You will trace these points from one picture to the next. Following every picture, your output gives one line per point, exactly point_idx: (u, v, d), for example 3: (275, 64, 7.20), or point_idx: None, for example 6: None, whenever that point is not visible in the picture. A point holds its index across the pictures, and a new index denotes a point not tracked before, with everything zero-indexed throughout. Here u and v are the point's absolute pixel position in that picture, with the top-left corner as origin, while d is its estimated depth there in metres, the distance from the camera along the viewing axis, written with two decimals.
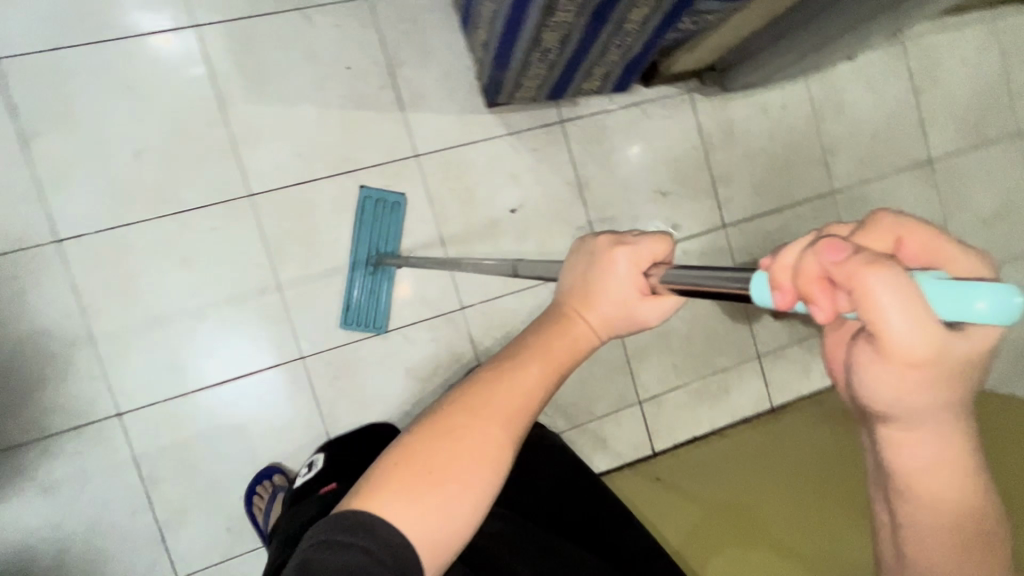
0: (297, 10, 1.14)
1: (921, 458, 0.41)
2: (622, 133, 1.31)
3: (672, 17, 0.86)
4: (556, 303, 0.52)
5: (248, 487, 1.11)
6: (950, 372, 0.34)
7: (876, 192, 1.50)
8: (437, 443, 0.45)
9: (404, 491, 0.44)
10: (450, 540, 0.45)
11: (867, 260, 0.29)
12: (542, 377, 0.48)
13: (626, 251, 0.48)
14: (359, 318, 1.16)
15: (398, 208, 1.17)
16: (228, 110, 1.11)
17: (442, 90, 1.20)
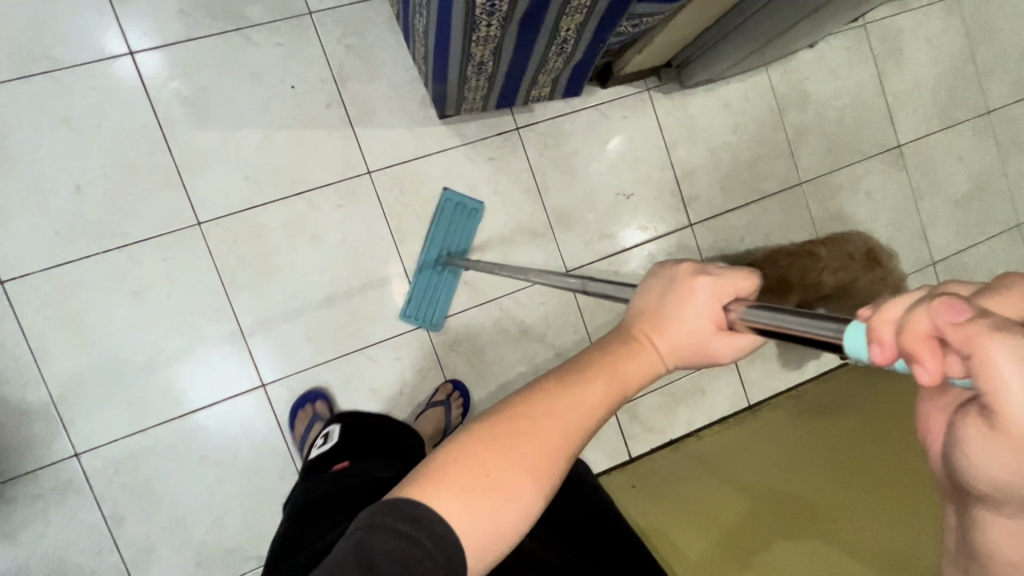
0: (236, 30, 1.11)
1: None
2: (582, 136, 1.29)
3: (609, 23, 0.84)
4: (625, 322, 0.46)
5: (292, 406, 1.12)
6: None
7: (845, 181, 1.48)
8: (501, 442, 0.39)
9: (465, 487, 0.38)
10: (503, 543, 0.39)
11: (994, 326, 0.25)
12: (607, 397, 0.42)
13: (706, 280, 0.43)
14: (419, 315, 1.18)
15: (476, 214, 1.22)
16: (172, 137, 1.09)
17: (392, 104, 1.18)
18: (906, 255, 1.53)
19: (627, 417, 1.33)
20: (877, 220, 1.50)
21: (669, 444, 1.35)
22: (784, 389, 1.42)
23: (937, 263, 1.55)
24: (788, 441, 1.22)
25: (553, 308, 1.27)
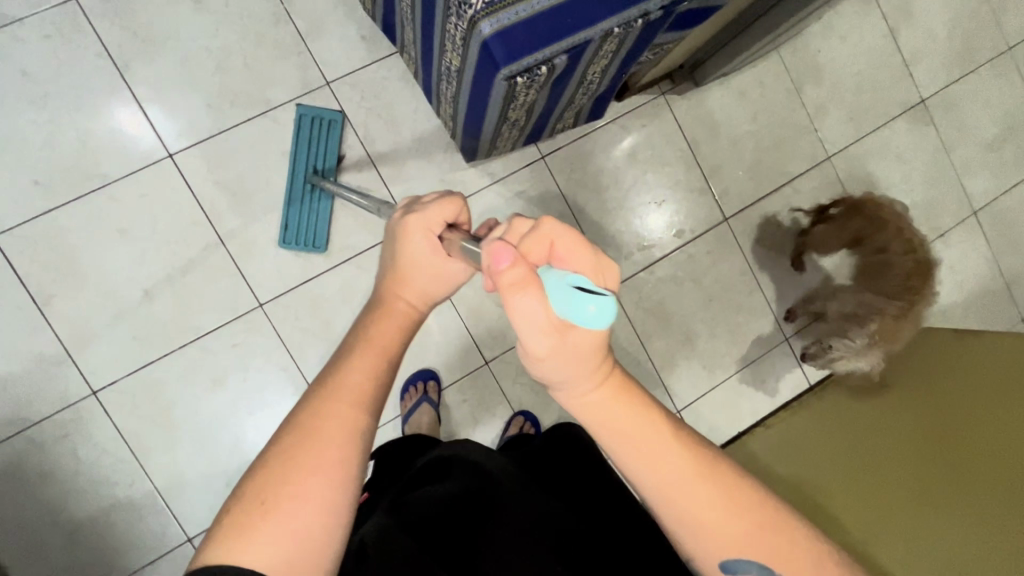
0: (262, 113, 1.15)
1: (598, 419, 0.46)
2: (606, 152, 1.30)
3: (632, 57, 0.85)
4: (380, 290, 0.60)
5: (404, 384, 1.22)
6: (586, 356, 0.44)
7: (872, 147, 1.47)
8: (273, 467, 0.45)
9: (243, 528, 0.43)
10: (314, 548, 0.44)
11: (514, 281, 0.42)
12: (369, 367, 0.51)
13: (415, 218, 0.58)
14: (297, 240, 1.14)
15: (336, 125, 1.16)
16: (220, 227, 1.13)
17: (419, 156, 1.20)
18: (944, 209, 1.51)
19: (692, 417, 1.36)
20: (910, 180, 1.49)
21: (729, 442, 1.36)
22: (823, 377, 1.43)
23: (978, 210, 1.53)
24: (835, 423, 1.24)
25: None
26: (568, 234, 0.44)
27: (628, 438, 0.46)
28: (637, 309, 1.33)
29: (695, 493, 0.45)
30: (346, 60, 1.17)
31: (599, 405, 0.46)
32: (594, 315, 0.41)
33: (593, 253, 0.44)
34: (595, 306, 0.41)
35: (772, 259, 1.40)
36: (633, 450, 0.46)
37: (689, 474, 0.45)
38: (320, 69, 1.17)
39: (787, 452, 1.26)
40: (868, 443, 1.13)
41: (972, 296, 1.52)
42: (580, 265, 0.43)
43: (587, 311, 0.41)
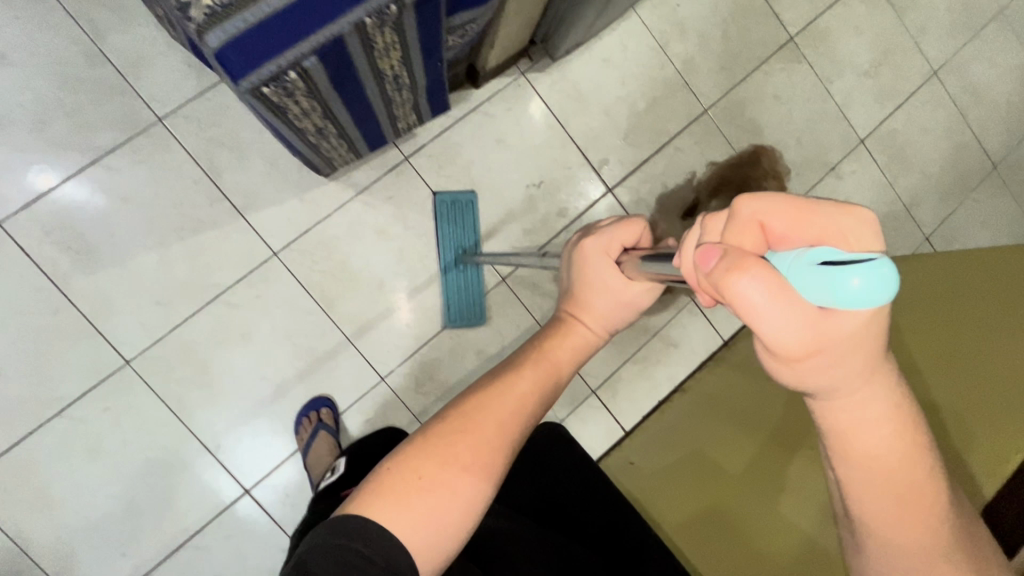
0: (93, 162, 1.09)
1: (851, 421, 0.39)
2: (473, 143, 1.26)
3: (433, 47, 0.81)
4: (564, 308, 0.65)
5: (297, 416, 1.15)
6: (856, 347, 0.34)
7: (749, 92, 1.45)
8: (432, 450, 0.51)
9: (396, 497, 0.49)
10: (446, 534, 0.49)
11: (729, 267, 0.33)
12: (537, 381, 0.57)
13: (593, 239, 0.62)
14: (455, 311, 1.22)
15: (473, 205, 1.25)
16: (68, 290, 1.07)
17: (272, 180, 1.15)
18: (832, 143, 1.50)
19: (609, 395, 1.34)
20: (793, 119, 1.47)
21: (655, 408, 1.36)
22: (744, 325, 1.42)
23: (864, 139, 1.52)
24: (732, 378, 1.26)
25: (501, 319, 1.26)
26: (787, 210, 0.36)
27: (863, 439, 0.40)
28: (535, 297, 1.27)
29: (900, 485, 0.41)
30: (174, 92, 1.11)
31: (866, 413, 0.39)
32: (863, 288, 0.29)
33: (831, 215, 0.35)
34: (879, 270, 0.29)
35: (664, 222, 1.38)
36: (861, 456, 0.40)
37: (900, 463, 0.41)
38: (148, 105, 1.10)
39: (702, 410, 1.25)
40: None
41: None
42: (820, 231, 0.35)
43: (853, 285, 0.30)
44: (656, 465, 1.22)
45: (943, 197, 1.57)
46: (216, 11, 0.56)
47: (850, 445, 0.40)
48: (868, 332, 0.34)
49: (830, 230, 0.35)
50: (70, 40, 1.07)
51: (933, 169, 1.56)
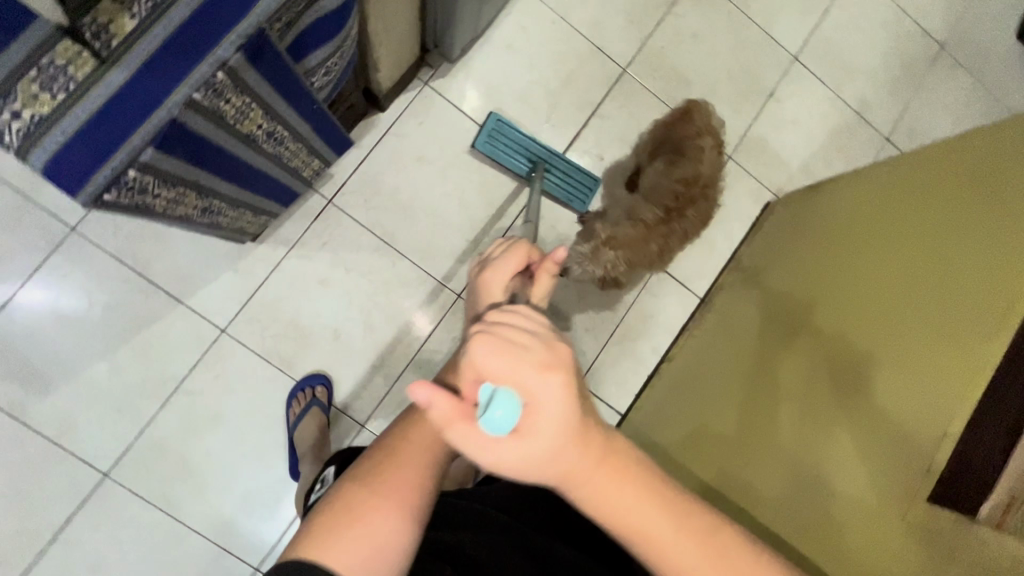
0: (19, 288, 1.07)
1: (659, 531, 0.45)
2: (394, 168, 1.22)
3: (296, 94, 0.77)
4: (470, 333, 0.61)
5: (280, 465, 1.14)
6: (566, 461, 0.43)
7: (665, 39, 1.38)
8: (368, 468, 0.46)
9: (335, 520, 0.43)
10: (396, 553, 0.43)
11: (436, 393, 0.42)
12: None
13: (492, 272, 0.59)
14: (566, 199, 1.28)
15: (503, 125, 1.24)
16: (28, 419, 1.06)
17: (201, 259, 1.13)
18: (764, 67, 1.42)
19: (597, 383, 1.31)
20: (717, 54, 1.40)
21: (648, 380, 1.33)
22: (726, 263, 1.38)
23: (798, 54, 1.45)
24: (728, 332, 1.23)
25: None
26: (502, 353, 0.41)
27: (676, 551, 0.45)
28: None
29: None
30: None
31: (661, 525, 0.45)
32: (503, 418, 0.40)
33: (542, 365, 0.41)
34: (506, 413, 0.40)
35: (610, 195, 1.32)
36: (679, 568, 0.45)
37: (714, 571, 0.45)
38: (57, 218, 1.08)
39: (696, 375, 1.23)
40: (800, 338, 1.03)
41: (828, 141, 1.44)
42: (506, 369, 0.41)
43: (498, 417, 0.40)
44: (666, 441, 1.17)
45: (893, 92, 1.49)
46: (30, 130, 0.55)
47: (633, 543, 0.46)
48: (575, 458, 0.43)
49: (518, 382, 0.41)
50: None
51: (876, 67, 1.49)
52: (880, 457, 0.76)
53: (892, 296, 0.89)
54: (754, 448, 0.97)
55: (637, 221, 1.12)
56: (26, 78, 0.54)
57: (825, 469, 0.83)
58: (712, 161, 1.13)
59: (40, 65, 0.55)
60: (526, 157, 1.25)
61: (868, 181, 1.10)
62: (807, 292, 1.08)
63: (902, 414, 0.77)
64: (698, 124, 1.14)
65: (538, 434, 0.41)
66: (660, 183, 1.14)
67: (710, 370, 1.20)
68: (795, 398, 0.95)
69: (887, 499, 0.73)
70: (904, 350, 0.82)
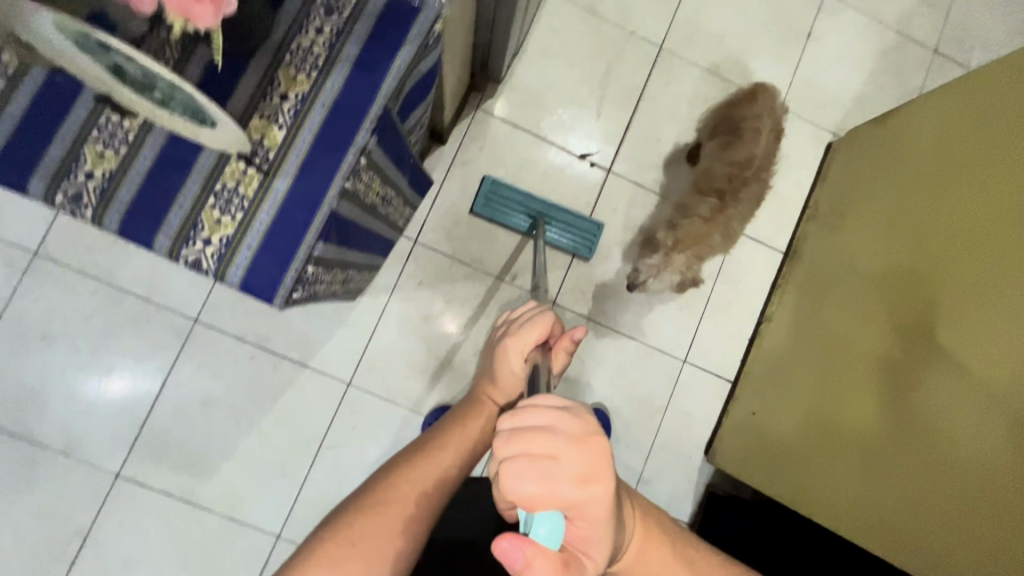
0: (164, 385, 1.16)
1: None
2: (467, 196, 1.26)
3: (400, 154, 0.81)
4: (477, 390, 0.62)
5: None
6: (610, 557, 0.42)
7: (694, 6, 1.37)
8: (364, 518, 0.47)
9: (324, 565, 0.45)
10: None
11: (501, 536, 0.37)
12: (459, 455, 0.54)
13: (512, 339, 0.59)
14: (572, 247, 1.28)
15: (499, 184, 1.25)
16: (201, 499, 1.15)
17: (314, 322, 1.19)
18: (797, 10, 1.41)
19: (701, 357, 1.34)
20: (748, 9, 1.39)
21: (752, 338, 1.35)
22: (801, 213, 1.38)
23: None
24: (819, 283, 1.24)
25: None
26: (533, 480, 0.38)
27: None
28: (591, 304, 1.31)
29: None
30: (194, 290, 1.17)
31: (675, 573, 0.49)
32: (550, 529, 0.39)
33: (582, 477, 0.39)
34: (558, 521, 0.39)
35: (674, 173, 1.34)
36: None
37: None
38: (181, 313, 1.16)
39: (795, 334, 1.24)
40: (882, 280, 1.06)
41: (877, 69, 1.42)
42: (553, 491, 0.38)
43: (544, 530, 0.39)
44: (778, 402, 1.20)
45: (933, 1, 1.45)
46: (222, 253, 0.60)
47: None
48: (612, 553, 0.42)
49: (559, 500, 0.39)
50: (91, 291, 1.14)
51: None
52: (972, 408, 0.82)
53: (986, 237, 0.89)
54: (864, 402, 1.01)
55: (693, 217, 1.18)
56: (207, 206, 0.60)
57: (947, 426, 0.86)
58: (767, 145, 1.16)
59: (214, 193, 0.60)
60: (526, 213, 1.25)
61: (943, 110, 1.07)
62: (881, 240, 1.11)
63: (992, 359, 0.81)
64: (759, 107, 1.17)
65: (597, 538, 0.40)
66: (712, 167, 1.19)
67: (809, 326, 1.21)
68: (885, 351, 0.99)
69: (986, 449, 0.80)
70: (989, 291, 0.85)
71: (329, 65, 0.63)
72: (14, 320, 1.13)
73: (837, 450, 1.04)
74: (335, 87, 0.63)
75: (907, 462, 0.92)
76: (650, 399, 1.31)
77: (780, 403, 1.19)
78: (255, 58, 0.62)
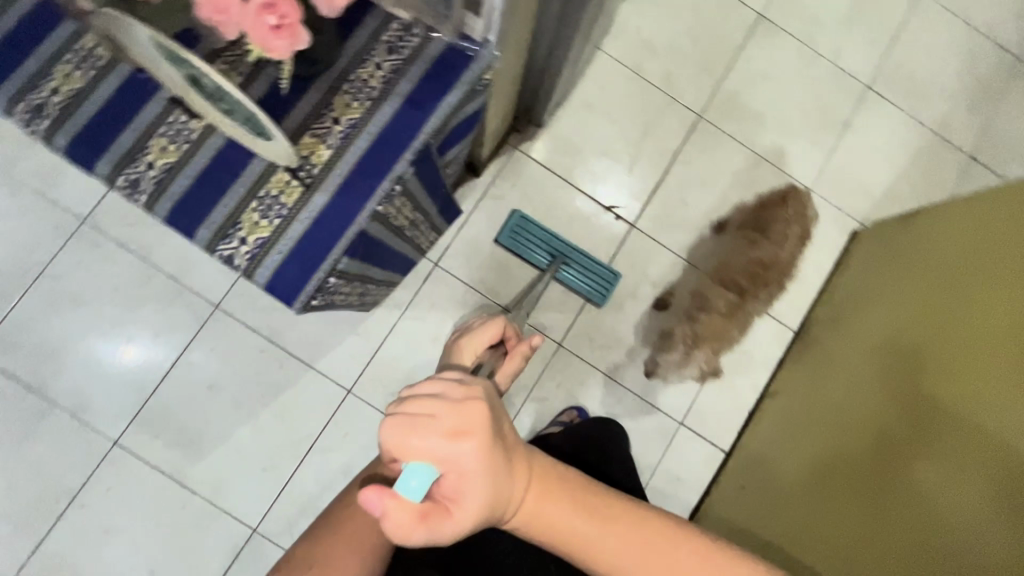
0: (175, 363, 1.20)
1: (575, 524, 0.53)
2: (492, 229, 1.31)
3: (434, 184, 0.86)
4: None
5: None
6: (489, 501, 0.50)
7: (737, 82, 1.43)
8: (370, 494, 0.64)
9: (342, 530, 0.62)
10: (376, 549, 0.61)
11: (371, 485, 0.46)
12: None
13: (468, 338, 0.63)
14: (588, 291, 1.31)
15: (526, 221, 1.30)
16: (188, 480, 1.18)
17: (326, 325, 1.24)
18: (838, 99, 1.45)
19: (698, 422, 1.33)
20: (789, 92, 1.44)
21: (752, 412, 1.34)
22: (816, 295, 1.39)
23: (871, 83, 1.46)
24: (826, 363, 1.24)
25: (570, 382, 1.31)
26: (404, 433, 0.47)
27: (596, 526, 0.53)
28: (596, 351, 1.32)
29: (641, 539, 0.54)
30: (221, 277, 1.22)
31: (574, 518, 0.53)
32: (419, 483, 0.47)
33: (454, 431, 0.48)
34: (427, 475, 0.47)
35: (696, 237, 1.37)
36: (595, 548, 0.53)
37: (622, 532, 0.54)
38: (204, 298, 1.22)
39: (796, 410, 1.24)
40: (890, 363, 1.07)
41: (911, 166, 1.44)
42: (426, 447, 0.47)
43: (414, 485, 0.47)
44: (774, 477, 1.18)
45: (974, 110, 1.48)
46: (255, 253, 0.65)
47: (567, 546, 0.54)
48: (490, 497, 0.49)
49: (431, 453, 0.47)
50: (127, 264, 1.21)
51: (954, 87, 1.48)
52: (966, 485, 0.81)
53: (991, 322, 0.91)
54: (859, 478, 0.99)
55: (711, 310, 1.34)
56: (249, 209, 0.65)
57: (937, 501, 0.84)
58: (790, 247, 1.38)
59: (257, 198, 0.65)
60: (548, 251, 1.30)
61: (961, 210, 1.12)
62: (891, 325, 1.12)
63: (989, 431, 0.82)
64: (787, 212, 1.39)
65: (466, 489, 0.48)
66: (732, 260, 1.35)
67: (811, 403, 1.21)
68: (886, 430, 0.99)
69: (974, 526, 0.77)
70: (992, 363, 0.87)
71: (383, 98, 0.69)
72: (52, 280, 1.20)
73: (825, 524, 1.01)
74: (384, 118, 0.68)
75: (891, 525, 0.89)
76: (641, 455, 1.31)
77: (777, 478, 1.17)
78: (316, 83, 0.68)
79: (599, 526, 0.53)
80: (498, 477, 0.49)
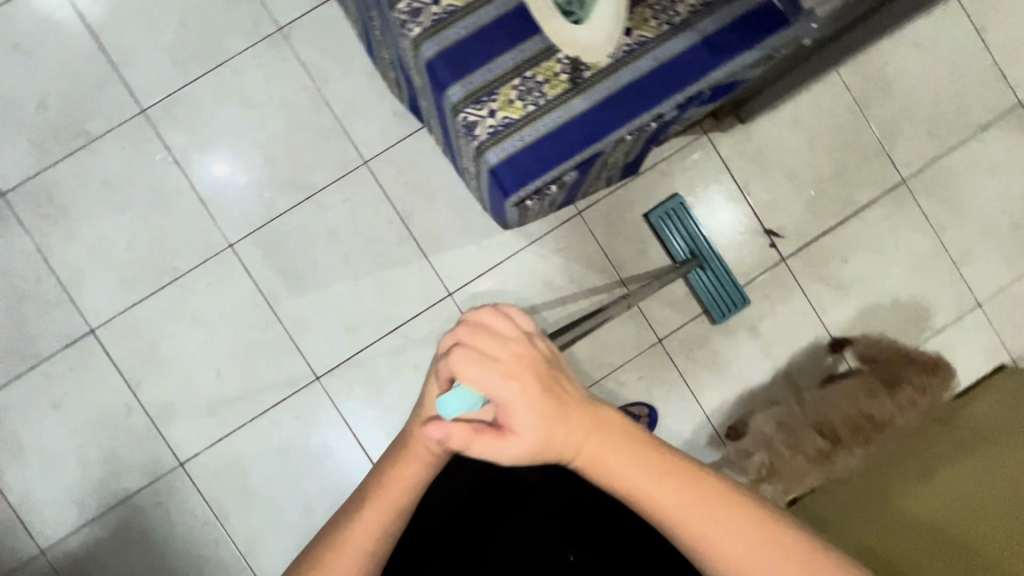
0: (308, 198, 1.22)
1: (638, 481, 0.50)
2: (645, 202, 1.25)
3: (653, 139, 0.81)
4: None
5: None
6: (536, 439, 0.49)
7: (959, 162, 1.29)
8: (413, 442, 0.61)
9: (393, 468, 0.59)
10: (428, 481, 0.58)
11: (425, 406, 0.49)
12: None
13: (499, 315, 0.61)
14: (707, 303, 1.25)
15: (682, 210, 1.24)
16: (279, 308, 1.22)
17: (455, 224, 1.23)
18: None
19: None
20: (1008, 195, 1.30)
21: None
22: None
23: None
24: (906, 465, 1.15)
25: (652, 380, 1.27)
26: (464, 361, 0.48)
27: (662, 486, 0.50)
28: (689, 363, 1.28)
29: (710, 509, 0.50)
30: (380, 137, 1.22)
31: (640, 476, 0.50)
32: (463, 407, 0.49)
33: (508, 373, 0.48)
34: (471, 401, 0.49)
35: (838, 299, 1.28)
36: (661, 510, 0.50)
37: (688, 499, 0.50)
38: (357, 149, 1.22)
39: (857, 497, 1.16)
40: (968, 506, 0.98)
41: None
42: (477, 375, 0.48)
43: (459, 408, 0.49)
44: None
45: None
46: (498, 130, 0.62)
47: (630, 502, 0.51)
48: (535, 436, 0.49)
49: (482, 384, 0.48)
50: (302, 87, 1.21)
51: None
52: None
53: None
54: None
55: (798, 449, 1.17)
56: (510, 84, 0.62)
57: None
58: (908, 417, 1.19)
59: (522, 77, 0.62)
60: (688, 247, 1.24)
61: None
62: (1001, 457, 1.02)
63: None
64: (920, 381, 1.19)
65: (514, 422, 0.49)
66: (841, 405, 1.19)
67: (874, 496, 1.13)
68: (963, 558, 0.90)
69: None
70: None
71: (682, 28, 0.63)
72: (232, 73, 1.21)
73: None
74: (673, 50, 0.63)
75: None
76: None
77: None
78: None
79: (665, 485, 0.50)
80: (549, 415, 0.49)
